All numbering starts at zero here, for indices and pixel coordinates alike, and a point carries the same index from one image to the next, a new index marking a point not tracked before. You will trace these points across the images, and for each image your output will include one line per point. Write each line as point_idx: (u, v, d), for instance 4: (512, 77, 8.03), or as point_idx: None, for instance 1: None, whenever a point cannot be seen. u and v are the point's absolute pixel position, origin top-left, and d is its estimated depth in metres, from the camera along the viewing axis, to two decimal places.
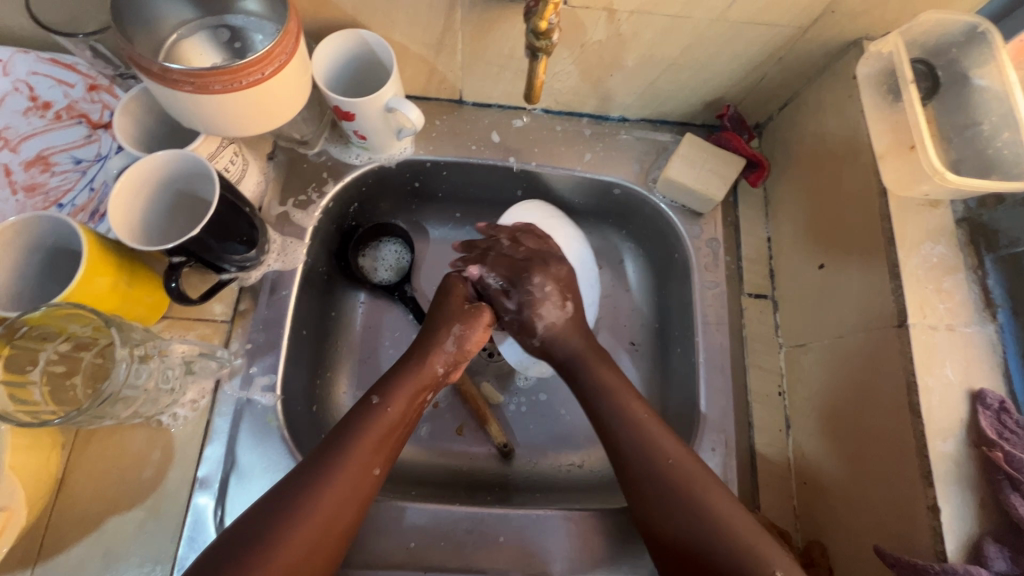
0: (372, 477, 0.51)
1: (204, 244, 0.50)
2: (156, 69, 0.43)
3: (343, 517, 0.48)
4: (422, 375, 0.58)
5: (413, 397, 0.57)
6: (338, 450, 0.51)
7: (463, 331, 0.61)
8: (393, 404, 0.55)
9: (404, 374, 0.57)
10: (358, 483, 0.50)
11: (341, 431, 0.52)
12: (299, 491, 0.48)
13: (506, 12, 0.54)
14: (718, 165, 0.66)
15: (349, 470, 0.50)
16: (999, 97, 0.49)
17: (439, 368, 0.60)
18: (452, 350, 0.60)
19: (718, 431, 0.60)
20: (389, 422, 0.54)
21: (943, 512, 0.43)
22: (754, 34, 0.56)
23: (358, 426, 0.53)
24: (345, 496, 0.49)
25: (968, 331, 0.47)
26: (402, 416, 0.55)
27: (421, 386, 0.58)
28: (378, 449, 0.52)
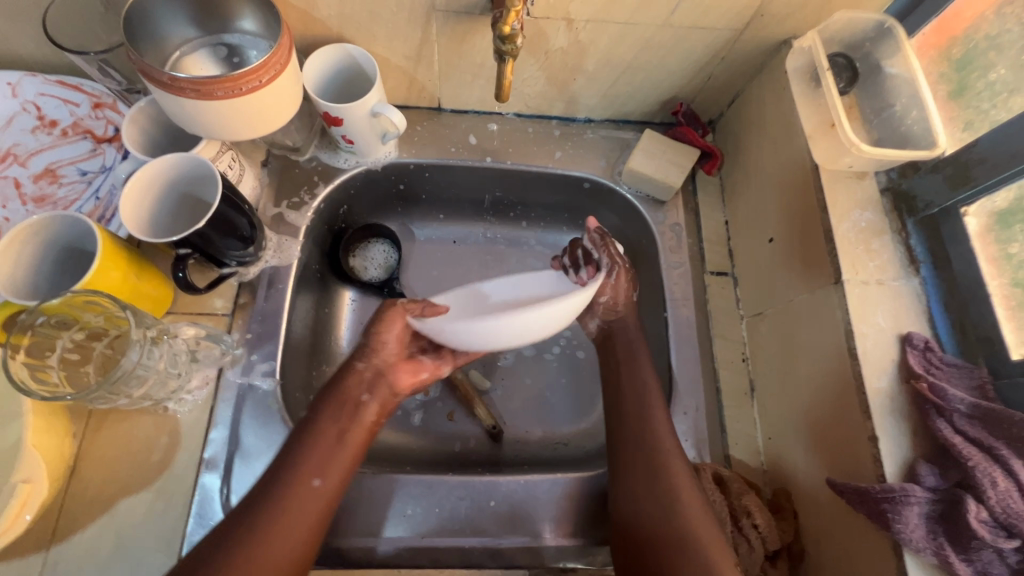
0: (314, 489, 0.52)
1: (208, 237, 0.55)
2: (166, 79, 0.49)
3: (296, 533, 0.49)
4: (346, 377, 0.58)
5: (340, 407, 0.57)
6: (280, 465, 0.52)
7: (374, 326, 0.59)
8: (321, 415, 0.56)
9: (331, 385, 0.58)
10: (296, 498, 0.51)
11: (283, 453, 0.53)
12: (255, 509, 0.50)
13: (477, 24, 0.60)
14: (676, 156, 0.72)
15: (294, 486, 0.51)
16: (907, 82, 0.56)
17: (360, 366, 0.59)
18: (367, 348, 0.60)
19: (689, 396, 0.66)
20: (321, 431, 0.55)
21: (881, 441, 0.48)
22: (697, 37, 0.63)
23: (296, 437, 0.54)
24: (296, 514, 0.50)
25: (896, 284, 0.54)
26: (336, 425, 0.56)
27: (351, 390, 0.58)
28: (314, 459, 0.53)
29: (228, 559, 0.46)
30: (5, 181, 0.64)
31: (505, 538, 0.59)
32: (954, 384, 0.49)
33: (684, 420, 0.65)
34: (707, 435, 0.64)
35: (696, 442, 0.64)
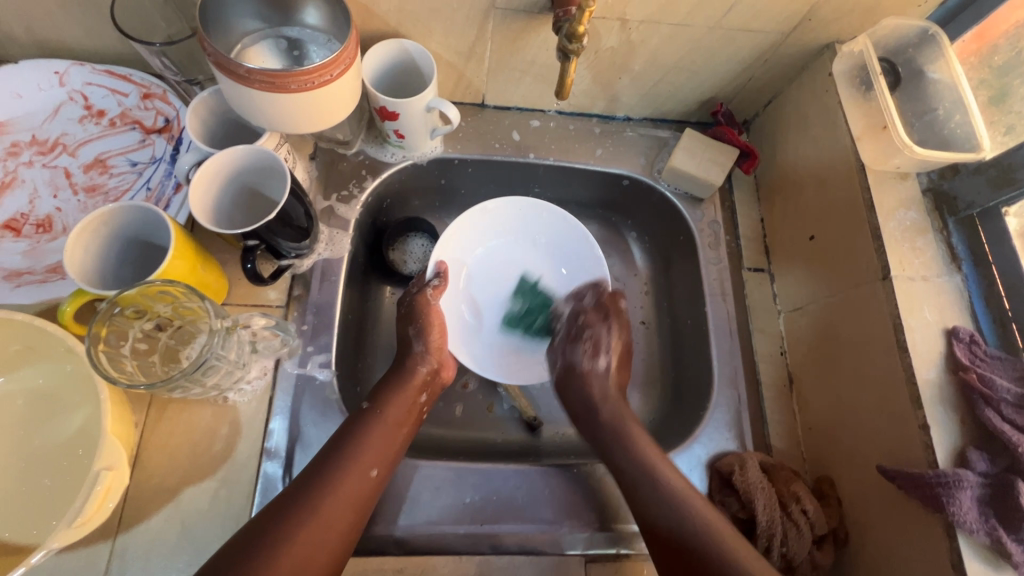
0: (370, 479, 0.55)
1: (273, 228, 0.55)
2: (240, 71, 0.49)
3: (342, 518, 0.52)
4: (408, 378, 0.64)
5: (399, 404, 0.61)
6: (338, 452, 0.55)
7: (418, 330, 0.67)
8: (385, 409, 0.60)
9: (396, 384, 0.63)
10: (348, 484, 0.54)
11: (340, 436, 0.57)
12: (307, 489, 0.52)
13: (534, 23, 0.61)
14: (716, 155, 0.74)
15: (349, 471, 0.54)
16: (950, 87, 0.59)
17: (423, 370, 0.65)
18: (422, 349, 0.66)
19: (732, 388, 0.68)
20: (382, 425, 0.58)
21: (932, 429, 0.50)
22: (744, 39, 0.65)
23: (355, 427, 0.57)
24: (342, 500, 0.52)
25: (939, 281, 0.56)
26: (395, 420, 0.60)
27: (410, 390, 0.63)
28: (373, 451, 0.56)
29: (278, 535, 0.48)
30: (55, 170, 0.64)
31: (560, 525, 0.61)
32: (999, 374, 0.51)
33: (727, 411, 0.67)
34: (749, 425, 0.66)
35: (739, 432, 0.66)
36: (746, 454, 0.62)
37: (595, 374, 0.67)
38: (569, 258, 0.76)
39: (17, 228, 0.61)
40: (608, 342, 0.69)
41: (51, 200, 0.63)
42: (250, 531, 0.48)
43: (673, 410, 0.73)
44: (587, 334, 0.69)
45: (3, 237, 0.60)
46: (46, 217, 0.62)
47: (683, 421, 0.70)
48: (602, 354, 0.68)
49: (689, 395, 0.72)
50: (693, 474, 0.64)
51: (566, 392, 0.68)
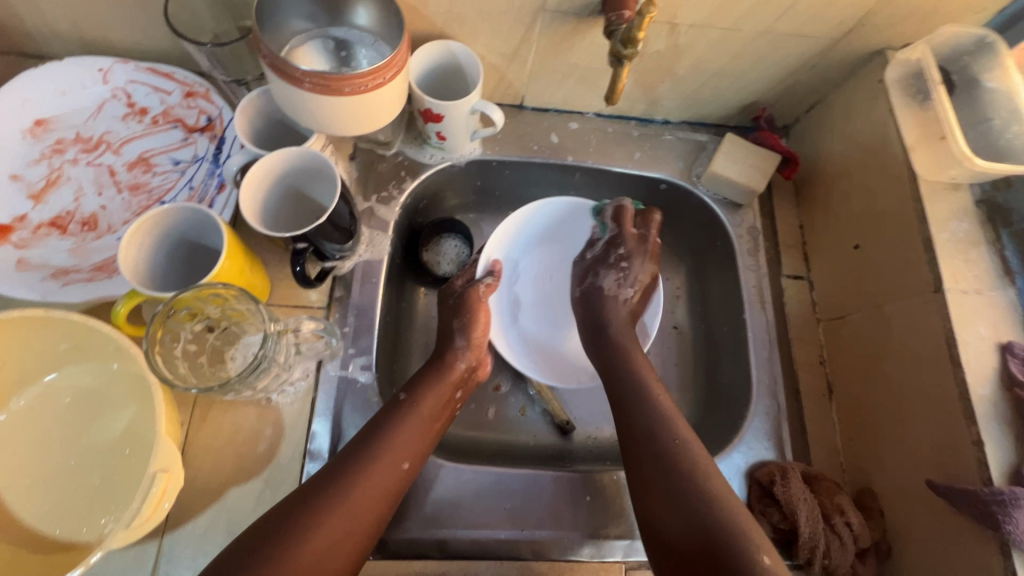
0: (401, 471, 0.55)
1: (321, 232, 0.56)
2: (297, 74, 0.49)
3: (371, 507, 0.52)
4: (446, 372, 0.64)
5: (435, 397, 0.61)
6: (372, 441, 0.55)
7: (462, 325, 0.68)
8: (421, 401, 0.60)
9: (431, 376, 0.63)
10: (380, 474, 0.54)
11: (375, 425, 0.57)
12: (338, 475, 0.52)
13: (582, 25, 0.61)
14: (758, 160, 0.73)
15: (381, 460, 0.54)
16: (1006, 97, 0.58)
17: (461, 366, 0.65)
18: (462, 345, 0.67)
19: (771, 397, 0.67)
20: (416, 419, 0.58)
21: (986, 446, 0.50)
22: (793, 44, 0.64)
23: (387, 419, 0.57)
24: (372, 488, 0.53)
25: (993, 294, 0.55)
26: (431, 413, 0.60)
27: (447, 384, 0.63)
28: (406, 444, 0.56)
29: (305, 519, 0.48)
30: (99, 168, 0.64)
31: (600, 532, 0.60)
32: None
33: (766, 420, 0.66)
34: (789, 434, 0.66)
35: (779, 441, 0.65)
36: (787, 464, 0.62)
37: (618, 300, 0.69)
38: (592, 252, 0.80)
39: (63, 226, 0.61)
40: (619, 261, 0.70)
41: (96, 198, 0.63)
42: (274, 521, 0.48)
43: (709, 417, 0.73)
44: (622, 262, 0.70)
45: (50, 235, 0.60)
46: (91, 215, 0.62)
47: (720, 428, 0.69)
48: (630, 287, 0.70)
49: (725, 403, 0.72)
50: (733, 483, 0.63)
51: (585, 310, 0.71)
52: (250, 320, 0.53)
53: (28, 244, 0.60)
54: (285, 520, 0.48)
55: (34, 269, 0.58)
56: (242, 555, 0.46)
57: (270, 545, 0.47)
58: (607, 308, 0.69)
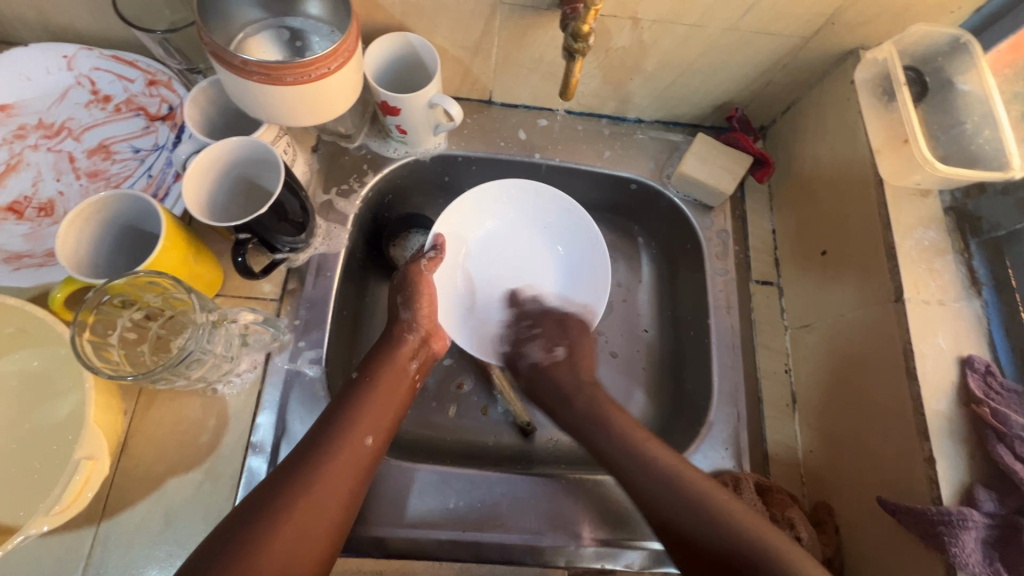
0: (366, 447, 0.54)
1: (264, 223, 0.55)
2: (236, 62, 0.48)
3: (340, 488, 0.51)
4: (396, 346, 0.63)
5: (390, 374, 0.61)
6: (331, 423, 0.54)
7: (405, 299, 0.65)
8: (375, 379, 0.59)
9: (383, 354, 0.62)
10: (346, 454, 0.53)
11: (334, 408, 0.56)
12: (300, 461, 0.51)
13: (542, 19, 0.59)
14: (728, 162, 0.71)
15: (344, 440, 0.53)
16: (981, 100, 0.56)
17: (411, 338, 0.65)
18: (409, 317, 0.65)
19: (731, 404, 0.65)
20: (371, 395, 0.58)
21: (938, 463, 0.48)
22: (762, 42, 0.62)
23: (343, 401, 0.57)
24: (339, 469, 0.52)
25: (957, 305, 0.53)
26: (387, 390, 0.59)
27: (400, 359, 0.62)
28: (367, 419, 0.56)
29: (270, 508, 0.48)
30: (59, 154, 0.64)
31: (544, 536, 0.59)
32: (1015, 410, 0.48)
33: (726, 429, 0.64)
34: (748, 444, 0.64)
35: (737, 451, 0.63)
36: (741, 474, 0.60)
37: (554, 366, 0.69)
38: (564, 233, 0.74)
39: (19, 210, 0.62)
40: (553, 348, 0.70)
41: (54, 183, 0.63)
42: (245, 512, 0.48)
43: (671, 423, 0.71)
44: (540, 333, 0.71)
45: (5, 219, 0.61)
46: (49, 201, 0.63)
47: (679, 436, 0.68)
48: (556, 347, 0.70)
49: (687, 409, 0.70)
50: None
51: (540, 391, 0.69)
52: (191, 310, 0.53)
53: None
54: (252, 513, 0.47)
55: None
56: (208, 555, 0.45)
57: (231, 540, 0.45)
58: (557, 382, 0.68)
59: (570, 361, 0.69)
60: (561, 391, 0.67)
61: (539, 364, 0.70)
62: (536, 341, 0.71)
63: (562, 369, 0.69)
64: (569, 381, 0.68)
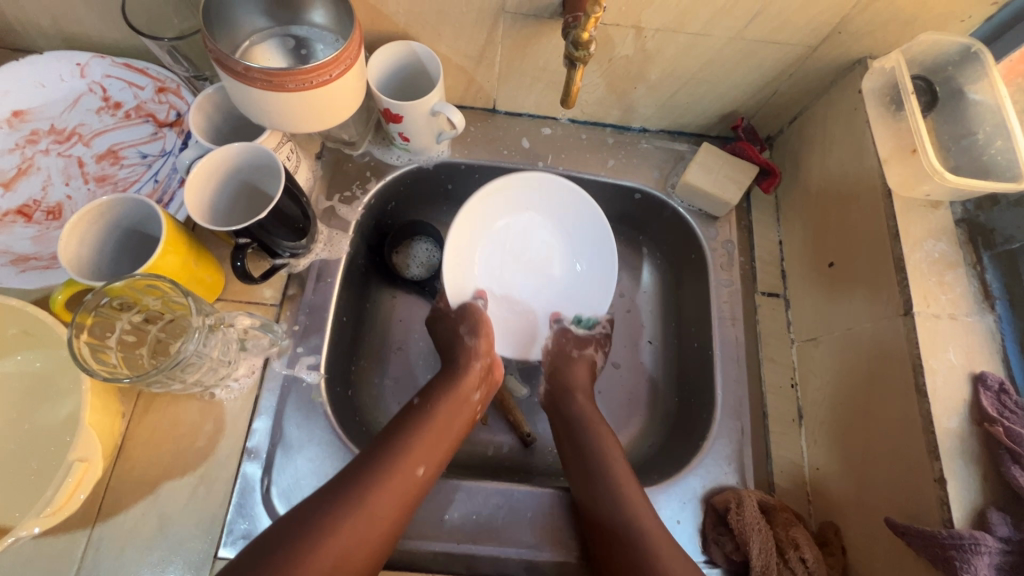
0: (417, 477, 0.54)
1: (265, 228, 0.55)
2: (239, 68, 0.49)
3: (388, 514, 0.51)
4: (465, 374, 0.63)
5: (452, 401, 0.61)
6: (388, 448, 0.54)
7: (470, 329, 0.67)
8: (434, 406, 0.60)
9: (444, 381, 0.63)
10: (399, 480, 0.52)
11: (389, 431, 0.57)
12: (351, 481, 0.51)
13: (544, 27, 0.59)
14: (733, 172, 0.71)
15: (397, 466, 0.53)
16: (993, 110, 0.54)
17: (476, 365, 0.64)
18: (478, 346, 0.66)
19: (735, 418, 0.64)
20: (431, 423, 0.58)
21: (949, 484, 0.46)
22: (768, 52, 0.61)
23: (401, 427, 0.57)
24: (390, 493, 0.52)
25: (968, 320, 0.51)
26: (445, 419, 0.59)
27: (466, 386, 0.62)
28: (424, 447, 0.56)
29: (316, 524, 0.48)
30: (69, 159, 0.66)
31: (540, 551, 0.58)
32: None
33: (729, 443, 0.63)
34: (751, 459, 0.62)
35: (740, 466, 0.62)
36: (744, 491, 0.58)
37: (642, 375, 0.70)
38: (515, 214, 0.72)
39: (28, 214, 0.63)
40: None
41: (63, 187, 0.65)
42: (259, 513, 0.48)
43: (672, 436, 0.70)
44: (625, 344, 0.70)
45: (14, 222, 0.62)
46: (57, 204, 0.64)
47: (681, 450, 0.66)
48: None
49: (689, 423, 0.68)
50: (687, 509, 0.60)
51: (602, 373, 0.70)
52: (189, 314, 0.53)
53: None
54: (299, 522, 0.48)
55: None
56: (246, 564, 0.45)
57: (277, 550, 0.45)
58: (629, 366, 0.69)
59: None
60: None
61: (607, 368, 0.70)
62: None
63: None
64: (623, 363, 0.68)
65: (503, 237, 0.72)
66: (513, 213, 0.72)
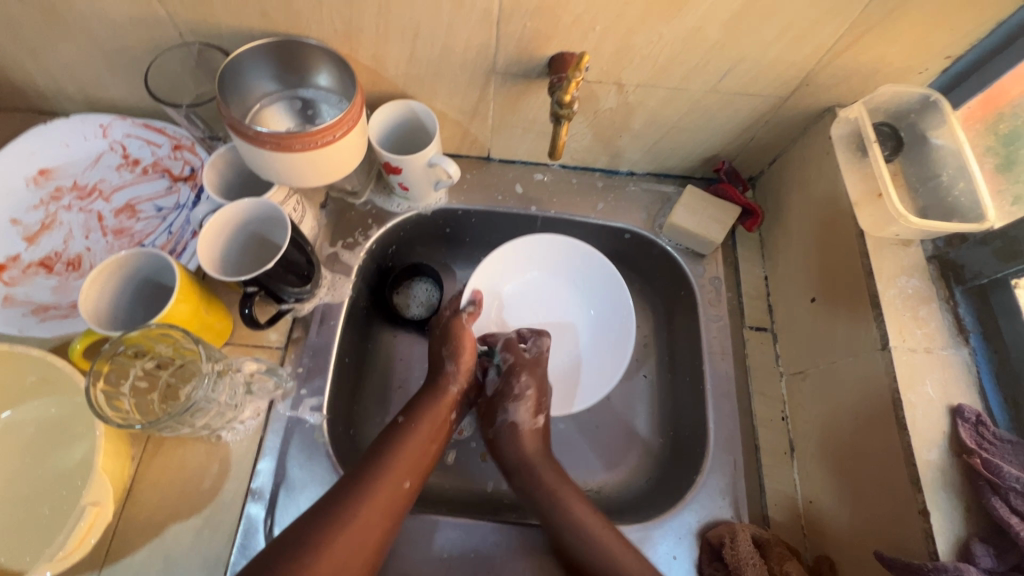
0: (404, 489, 0.56)
1: (272, 276, 0.59)
2: (250, 133, 0.53)
3: (378, 525, 0.53)
4: (440, 396, 0.66)
5: (435, 418, 0.64)
6: (374, 462, 0.57)
7: (450, 351, 0.69)
8: (420, 423, 0.62)
9: (426, 400, 0.65)
10: (387, 493, 0.55)
11: (377, 447, 0.59)
12: (342, 496, 0.53)
13: (533, 85, 0.64)
14: (717, 212, 0.74)
15: (386, 480, 0.55)
16: (954, 153, 0.58)
17: (452, 389, 0.67)
18: (453, 369, 0.68)
19: (728, 453, 0.65)
20: (416, 438, 0.61)
21: (932, 516, 0.47)
22: (742, 102, 0.66)
23: (388, 442, 0.60)
24: (381, 505, 0.54)
25: (944, 353, 0.54)
26: (428, 435, 0.62)
27: (442, 406, 0.65)
28: (408, 461, 0.58)
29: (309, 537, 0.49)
30: (90, 214, 0.70)
31: None
32: (1009, 462, 0.48)
33: (722, 478, 0.64)
34: (745, 493, 0.63)
35: (734, 500, 0.63)
36: (738, 525, 0.59)
37: (529, 432, 0.67)
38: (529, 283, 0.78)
39: (50, 265, 0.67)
40: (522, 391, 0.68)
41: (83, 240, 0.69)
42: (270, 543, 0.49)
43: (667, 470, 0.71)
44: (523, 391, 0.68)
45: (36, 274, 0.66)
46: (77, 256, 0.68)
47: (676, 484, 0.67)
48: (534, 411, 0.68)
49: (684, 458, 0.69)
50: (682, 545, 0.61)
51: (504, 449, 0.67)
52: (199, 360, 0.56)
53: (16, 281, 0.65)
54: (284, 540, 0.49)
55: (17, 305, 0.63)
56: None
57: (270, 562, 0.47)
58: (519, 449, 0.66)
59: (523, 464, 0.65)
60: (527, 459, 0.65)
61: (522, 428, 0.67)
62: (519, 369, 0.69)
63: (534, 437, 0.67)
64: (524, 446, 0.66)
65: (522, 307, 0.78)
66: (522, 276, 0.78)
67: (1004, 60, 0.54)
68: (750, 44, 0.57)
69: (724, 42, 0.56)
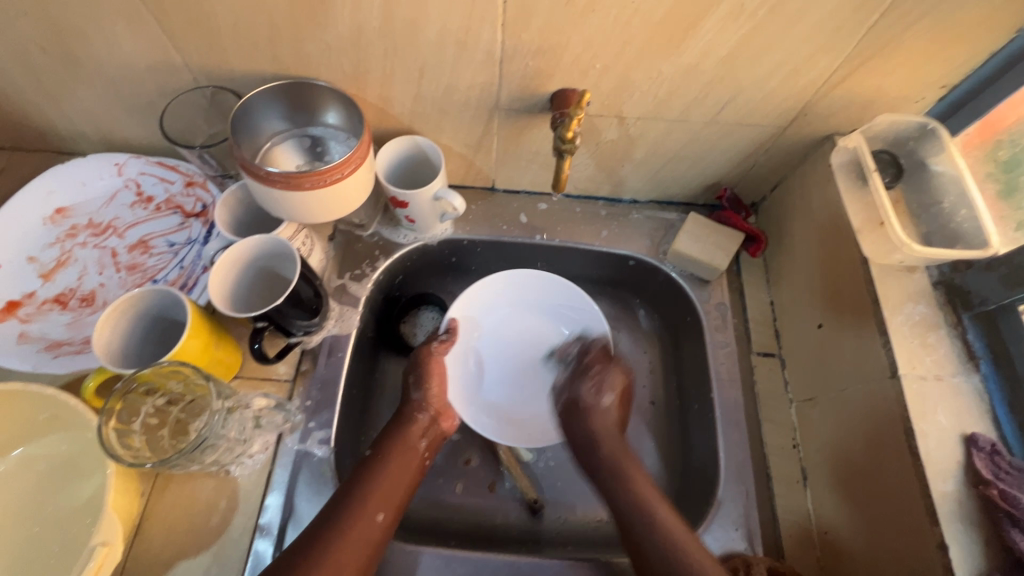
0: (377, 523, 0.55)
1: (282, 312, 0.60)
2: (261, 172, 0.54)
3: (353, 562, 0.52)
4: (406, 424, 0.64)
5: (404, 449, 0.62)
6: (345, 499, 0.56)
7: (416, 379, 0.67)
8: (388, 454, 0.61)
9: (392, 431, 0.64)
10: (356, 529, 0.54)
11: (347, 483, 0.58)
12: (314, 537, 0.53)
13: (535, 119, 0.66)
14: (720, 239, 0.75)
15: (356, 516, 0.55)
16: (955, 180, 0.59)
17: (422, 416, 0.65)
18: (420, 398, 0.66)
19: (739, 483, 0.64)
20: (386, 472, 0.59)
21: (951, 549, 0.46)
22: (742, 132, 0.67)
23: (357, 476, 0.58)
24: (352, 542, 0.53)
25: (954, 380, 0.54)
26: (399, 465, 0.60)
27: (411, 435, 0.64)
28: (380, 495, 0.57)
29: None
30: (104, 250, 0.72)
31: None
32: None
33: (734, 508, 0.63)
34: (759, 524, 0.62)
35: (748, 532, 0.62)
36: (752, 557, 0.58)
37: (598, 412, 0.66)
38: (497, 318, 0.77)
39: (64, 301, 0.68)
40: (595, 374, 0.68)
41: (97, 276, 0.70)
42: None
43: (677, 499, 0.70)
44: (593, 372, 0.69)
45: (51, 310, 0.67)
46: (90, 292, 0.69)
47: (687, 515, 0.66)
48: (608, 390, 0.67)
49: (694, 488, 0.68)
50: None
51: (569, 428, 0.67)
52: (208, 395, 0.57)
53: (31, 318, 0.66)
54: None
55: (31, 341, 0.64)
56: None
57: None
58: (591, 424, 0.66)
59: (615, 458, 0.63)
60: (597, 445, 0.64)
61: (583, 403, 0.67)
62: (608, 374, 0.68)
63: (614, 420, 0.67)
64: (596, 424, 0.66)
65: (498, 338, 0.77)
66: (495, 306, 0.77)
67: (999, 89, 0.55)
68: (748, 78, 0.58)
69: (722, 75, 0.58)
